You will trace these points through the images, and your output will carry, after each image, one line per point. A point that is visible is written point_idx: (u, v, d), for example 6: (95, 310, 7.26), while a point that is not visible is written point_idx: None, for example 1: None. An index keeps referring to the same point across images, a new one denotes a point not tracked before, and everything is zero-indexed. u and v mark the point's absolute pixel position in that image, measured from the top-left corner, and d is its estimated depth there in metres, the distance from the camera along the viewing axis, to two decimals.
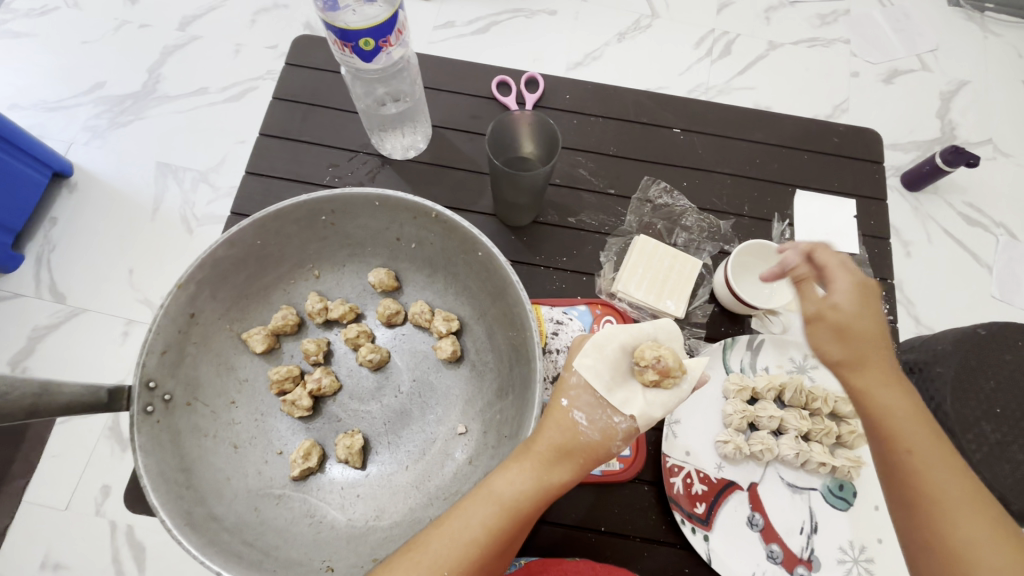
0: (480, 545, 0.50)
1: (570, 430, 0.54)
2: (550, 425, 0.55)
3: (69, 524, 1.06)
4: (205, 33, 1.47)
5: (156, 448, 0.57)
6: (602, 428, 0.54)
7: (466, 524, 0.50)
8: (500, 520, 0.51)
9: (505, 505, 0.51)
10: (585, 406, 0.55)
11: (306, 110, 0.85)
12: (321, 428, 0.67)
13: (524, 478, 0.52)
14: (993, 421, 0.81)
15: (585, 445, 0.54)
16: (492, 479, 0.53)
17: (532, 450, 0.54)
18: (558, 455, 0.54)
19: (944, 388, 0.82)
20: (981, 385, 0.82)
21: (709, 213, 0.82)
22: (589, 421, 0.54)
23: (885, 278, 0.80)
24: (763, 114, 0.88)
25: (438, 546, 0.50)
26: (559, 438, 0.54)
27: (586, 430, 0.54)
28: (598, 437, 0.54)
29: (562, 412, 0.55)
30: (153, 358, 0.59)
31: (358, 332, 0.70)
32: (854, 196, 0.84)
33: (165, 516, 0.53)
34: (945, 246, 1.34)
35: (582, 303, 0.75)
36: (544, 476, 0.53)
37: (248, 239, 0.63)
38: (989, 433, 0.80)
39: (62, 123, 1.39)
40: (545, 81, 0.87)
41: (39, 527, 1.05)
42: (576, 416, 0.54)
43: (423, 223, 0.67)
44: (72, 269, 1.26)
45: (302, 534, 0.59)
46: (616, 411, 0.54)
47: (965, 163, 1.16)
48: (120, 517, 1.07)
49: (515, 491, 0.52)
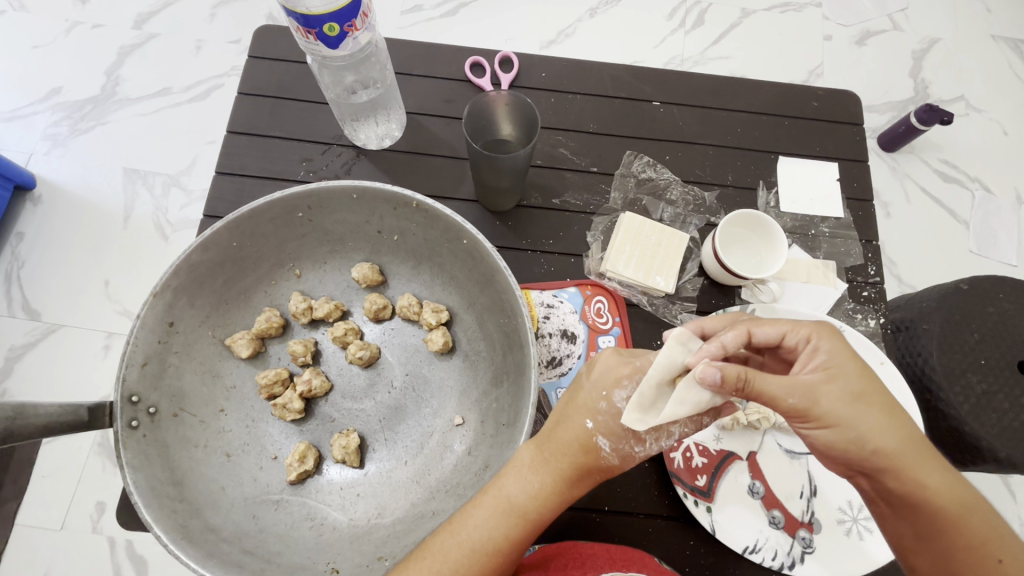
0: (499, 555, 0.51)
1: (591, 452, 0.53)
2: (572, 445, 0.53)
3: (65, 545, 1.04)
4: (163, 31, 1.41)
5: (144, 464, 0.55)
6: (623, 453, 0.53)
7: (486, 536, 0.51)
8: (517, 530, 0.51)
9: (522, 514, 0.51)
10: (612, 433, 0.53)
11: (273, 104, 0.81)
12: (315, 430, 0.66)
13: (547, 499, 0.52)
14: (979, 372, 0.82)
15: (603, 469, 0.53)
16: (513, 494, 0.52)
17: (553, 468, 0.53)
18: (577, 471, 0.53)
19: (930, 344, 0.83)
20: (964, 337, 0.84)
21: (694, 185, 0.81)
22: (612, 448, 0.53)
23: (870, 240, 0.80)
24: (742, 81, 0.87)
25: (458, 552, 0.50)
26: (582, 459, 0.53)
27: (608, 455, 0.53)
28: (619, 462, 0.53)
29: (588, 431, 0.53)
30: (133, 371, 0.57)
31: (346, 330, 0.68)
32: (836, 160, 0.84)
33: (159, 530, 0.52)
34: (922, 205, 1.36)
35: (572, 285, 0.75)
36: (563, 495, 0.53)
37: (223, 242, 0.61)
38: (975, 385, 0.82)
39: (20, 133, 1.33)
40: (519, 59, 0.85)
41: (35, 549, 1.03)
42: (599, 442, 0.53)
43: (404, 213, 0.65)
44: (44, 284, 1.22)
45: (304, 538, 0.59)
46: (637, 441, 0.53)
47: (940, 121, 1.16)
48: (118, 532, 1.05)
49: (538, 510, 0.52)
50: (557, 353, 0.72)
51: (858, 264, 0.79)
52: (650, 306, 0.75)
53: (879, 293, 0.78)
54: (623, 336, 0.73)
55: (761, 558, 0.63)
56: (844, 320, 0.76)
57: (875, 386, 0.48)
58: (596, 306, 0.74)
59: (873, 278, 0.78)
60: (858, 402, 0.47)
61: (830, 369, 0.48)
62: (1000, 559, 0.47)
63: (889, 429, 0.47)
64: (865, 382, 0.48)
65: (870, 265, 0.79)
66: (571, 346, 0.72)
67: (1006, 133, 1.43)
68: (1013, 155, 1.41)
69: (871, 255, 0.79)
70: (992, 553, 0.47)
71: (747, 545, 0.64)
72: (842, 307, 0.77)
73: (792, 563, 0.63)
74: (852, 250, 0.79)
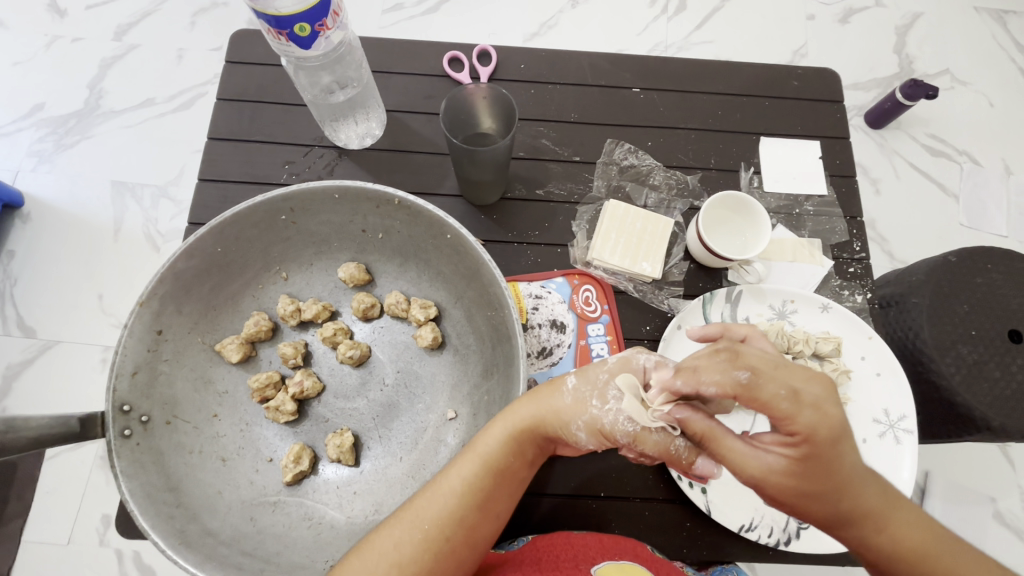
0: (458, 496, 0.52)
1: (555, 388, 0.56)
2: (543, 385, 0.57)
3: (74, 558, 1.05)
4: (143, 41, 1.41)
5: (139, 472, 0.56)
6: (577, 398, 0.54)
7: (445, 480, 0.54)
8: (473, 471, 0.53)
9: (474, 451, 0.54)
10: (580, 378, 0.56)
11: (254, 108, 0.81)
12: (309, 431, 0.66)
13: (496, 432, 0.54)
14: (969, 342, 0.83)
15: (559, 408, 0.54)
16: (474, 439, 0.56)
17: (514, 405, 0.56)
18: (531, 410, 0.54)
19: (920, 317, 0.84)
20: (955, 309, 0.85)
21: (676, 170, 0.81)
22: (574, 388, 0.55)
23: (854, 216, 0.80)
24: (722, 64, 0.87)
25: (424, 502, 0.53)
26: (543, 395, 0.56)
27: (567, 393, 0.55)
28: (571, 404, 0.54)
29: (555, 382, 0.57)
30: (124, 380, 0.58)
31: (335, 330, 0.68)
32: (818, 138, 0.84)
33: (157, 537, 0.52)
34: (911, 180, 1.37)
35: (559, 275, 0.75)
36: (513, 431, 0.54)
37: (207, 248, 0.62)
38: (966, 355, 0.83)
39: (5, 150, 1.32)
40: (497, 52, 0.85)
41: (45, 564, 1.04)
42: (567, 380, 0.56)
43: (387, 211, 0.65)
44: (37, 301, 1.22)
45: (302, 538, 0.59)
46: (599, 397, 0.54)
47: (925, 95, 1.16)
48: (124, 543, 1.06)
49: (488, 444, 0.54)
50: (547, 343, 0.72)
51: (843, 240, 0.79)
52: (637, 292, 0.75)
53: (865, 269, 0.78)
54: (612, 323, 0.73)
55: (757, 536, 0.65)
56: (832, 298, 0.77)
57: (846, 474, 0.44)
58: (584, 295, 0.74)
59: (859, 254, 0.79)
60: (803, 488, 0.44)
61: (795, 456, 0.44)
62: None
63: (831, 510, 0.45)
64: (830, 474, 0.44)
65: (855, 241, 0.79)
66: (561, 335, 0.73)
67: (992, 105, 1.43)
68: (1000, 126, 1.42)
69: (856, 231, 0.80)
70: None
71: (743, 523, 0.65)
72: (829, 284, 0.78)
73: (788, 539, 0.64)
74: (836, 226, 0.79)
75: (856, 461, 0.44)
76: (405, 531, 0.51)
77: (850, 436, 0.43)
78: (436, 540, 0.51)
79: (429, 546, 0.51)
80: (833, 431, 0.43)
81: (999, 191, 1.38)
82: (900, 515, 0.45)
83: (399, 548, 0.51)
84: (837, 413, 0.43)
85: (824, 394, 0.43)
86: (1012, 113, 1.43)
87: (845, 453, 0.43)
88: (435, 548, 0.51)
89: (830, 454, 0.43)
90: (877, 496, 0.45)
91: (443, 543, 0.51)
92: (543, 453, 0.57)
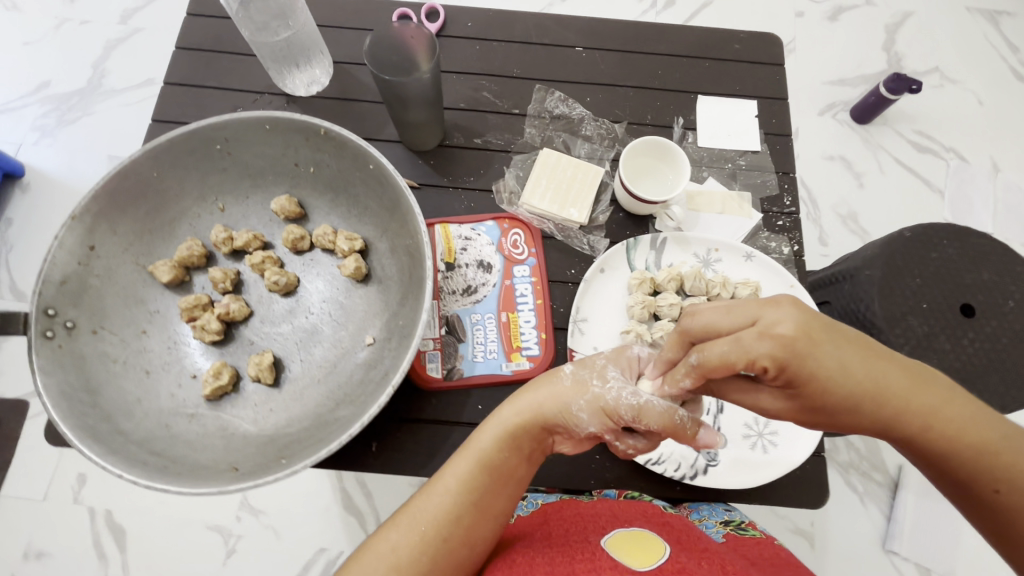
0: (453, 494, 0.55)
1: (555, 376, 0.59)
2: (542, 377, 0.60)
3: (50, 514, 1.09)
4: (148, 25, 1.47)
5: (57, 370, 0.59)
6: (577, 380, 0.57)
7: (442, 480, 0.56)
8: (468, 469, 0.56)
9: (472, 452, 0.57)
10: (578, 366, 0.58)
11: (210, 58, 0.85)
12: (234, 352, 0.69)
13: (491, 429, 0.57)
14: (921, 315, 0.83)
15: (557, 395, 0.57)
16: (469, 439, 0.58)
17: (512, 400, 0.59)
18: (529, 404, 0.57)
19: (873, 290, 0.84)
20: (908, 283, 0.85)
21: (606, 120, 0.83)
22: (573, 373, 0.58)
23: (787, 172, 0.81)
24: (667, 27, 0.89)
25: (418, 506, 0.56)
26: (542, 384, 0.58)
27: (566, 378, 0.58)
28: (571, 386, 0.56)
29: (553, 373, 0.59)
30: (51, 286, 0.61)
31: (263, 258, 0.71)
32: (755, 98, 0.86)
33: (66, 428, 0.56)
34: (899, 176, 1.37)
35: (490, 219, 0.77)
36: (511, 427, 0.57)
37: (143, 170, 0.67)
38: (917, 327, 0.82)
39: (9, 124, 1.38)
40: (444, 11, 0.88)
41: (21, 517, 1.09)
42: (565, 369, 0.59)
43: (316, 143, 0.68)
44: (31, 266, 1.27)
45: (213, 445, 0.61)
46: (599, 377, 0.56)
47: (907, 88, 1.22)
48: (98, 502, 1.10)
49: (483, 442, 0.57)
50: (472, 282, 0.74)
51: (773, 195, 0.80)
52: (563, 236, 0.77)
53: (794, 223, 0.79)
54: (537, 266, 0.75)
55: (664, 469, 0.66)
56: (759, 249, 0.78)
57: (847, 374, 0.46)
58: (512, 238, 0.76)
59: (788, 209, 0.80)
60: (812, 403, 0.48)
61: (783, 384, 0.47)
62: (993, 483, 0.48)
63: (851, 408, 0.48)
64: (826, 382, 0.46)
65: (786, 195, 0.80)
66: (487, 275, 0.75)
67: (982, 103, 1.43)
68: (990, 125, 1.42)
69: (787, 186, 0.81)
70: (986, 483, 0.48)
71: (651, 457, 0.67)
72: (757, 237, 0.79)
73: (694, 474, 0.66)
74: (767, 180, 0.81)
75: (835, 366, 0.46)
76: (401, 535, 0.54)
77: (813, 348, 0.45)
78: (434, 541, 0.54)
79: (425, 547, 0.53)
80: (788, 359, 0.45)
81: (987, 188, 1.37)
82: (920, 393, 0.48)
83: (396, 549, 0.53)
84: (786, 331, 0.45)
85: (774, 321, 0.45)
86: (1001, 111, 1.43)
87: (815, 360, 0.45)
88: (433, 548, 0.53)
89: (813, 368, 0.46)
90: (890, 381, 0.47)
91: (439, 543, 0.54)
92: (541, 450, 0.59)
